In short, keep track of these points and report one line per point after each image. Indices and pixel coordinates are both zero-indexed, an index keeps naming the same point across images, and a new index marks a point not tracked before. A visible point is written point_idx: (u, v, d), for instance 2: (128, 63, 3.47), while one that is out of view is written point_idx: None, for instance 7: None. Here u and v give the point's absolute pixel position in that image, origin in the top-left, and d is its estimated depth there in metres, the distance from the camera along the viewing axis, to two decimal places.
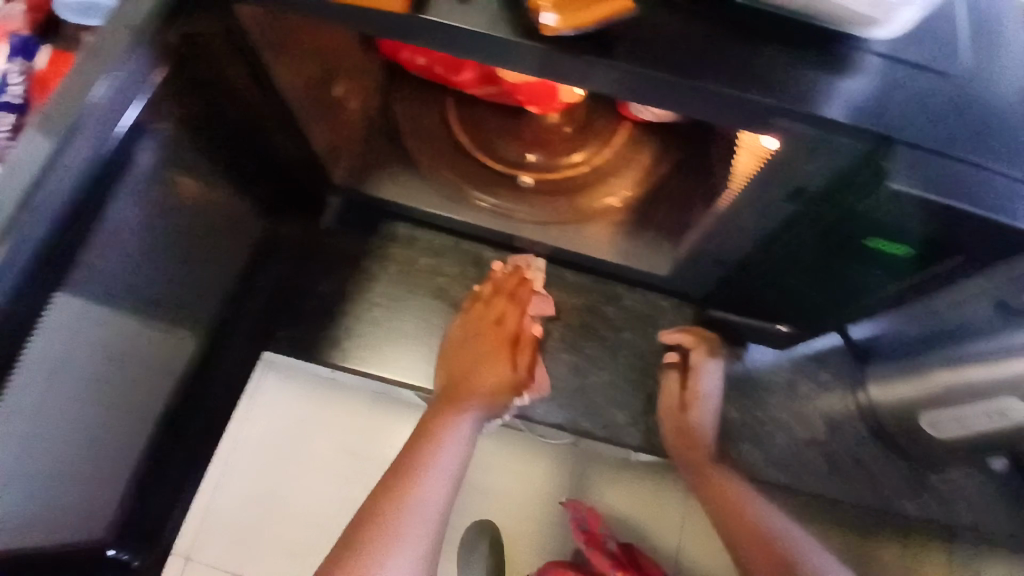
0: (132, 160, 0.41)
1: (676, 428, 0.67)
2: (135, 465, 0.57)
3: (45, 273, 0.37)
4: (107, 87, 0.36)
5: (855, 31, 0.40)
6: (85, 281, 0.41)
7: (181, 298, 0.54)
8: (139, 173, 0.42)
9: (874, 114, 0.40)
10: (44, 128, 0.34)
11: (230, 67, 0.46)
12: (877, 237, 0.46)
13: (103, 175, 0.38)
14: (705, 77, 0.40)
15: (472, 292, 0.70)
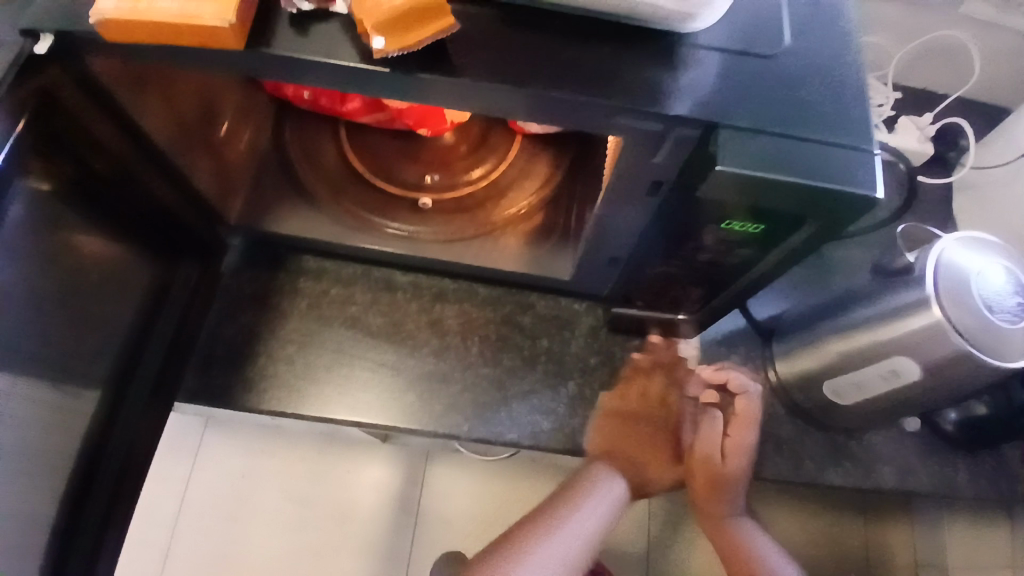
0: (1, 215, 0.43)
1: (708, 477, 0.68)
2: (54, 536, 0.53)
3: None
4: None
5: (676, 27, 0.41)
6: None
7: (78, 351, 0.55)
8: (9, 227, 0.44)
9: (705, 104, 0.40)
10: None
11: (89, 116, 0.48)
12: (735, 219, 0.45)
13: None
14: (539, 83, 0.39)
15: (633, 361, 0.72)
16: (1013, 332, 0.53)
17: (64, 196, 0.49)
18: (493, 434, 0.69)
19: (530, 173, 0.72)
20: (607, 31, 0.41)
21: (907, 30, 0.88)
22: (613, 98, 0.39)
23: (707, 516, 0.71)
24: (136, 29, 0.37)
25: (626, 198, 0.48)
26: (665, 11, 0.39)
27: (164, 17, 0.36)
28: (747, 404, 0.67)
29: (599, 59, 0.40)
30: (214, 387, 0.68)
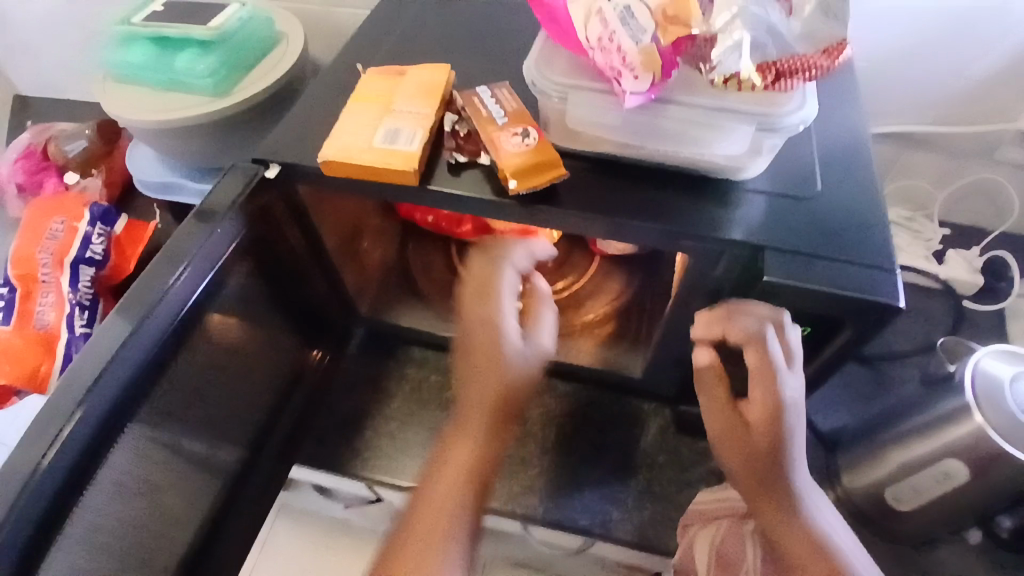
0: (200, 316, 0.58)
1: (744, 456, 0.54)
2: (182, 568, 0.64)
3: (126, 401, 0.52)
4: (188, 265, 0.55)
5: (729, 174, 0.54)
6: (152, 408, 0.55)
7: (226, 416, 0.68)
8: (202, 327, 0.59)
9: (756, 232, 0.52)
10: (133, 304, 0.53)
11: (285, 228, 0.64)
12: None
13: (177, 326, 0.55)
14: (623, 214, 0.52)
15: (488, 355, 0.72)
16: None
17: (250, 291, 0.65)
18: (564, 518, 0.75)
19: (605, 287, 0.86)
20: (676, 178, 0.55)
21: (945, 175, 0.99)
22: (680, 225, 0.52)
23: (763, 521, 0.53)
24: (346, 169, 0.53)
25: (693, 301, 0.58)
26: (719, 166, 0.53)
27: (366, 163, 0.52)
28: (743, 329, 0.52)
29: (669, 198, 0.54)
30: (324, 455, 0.79)
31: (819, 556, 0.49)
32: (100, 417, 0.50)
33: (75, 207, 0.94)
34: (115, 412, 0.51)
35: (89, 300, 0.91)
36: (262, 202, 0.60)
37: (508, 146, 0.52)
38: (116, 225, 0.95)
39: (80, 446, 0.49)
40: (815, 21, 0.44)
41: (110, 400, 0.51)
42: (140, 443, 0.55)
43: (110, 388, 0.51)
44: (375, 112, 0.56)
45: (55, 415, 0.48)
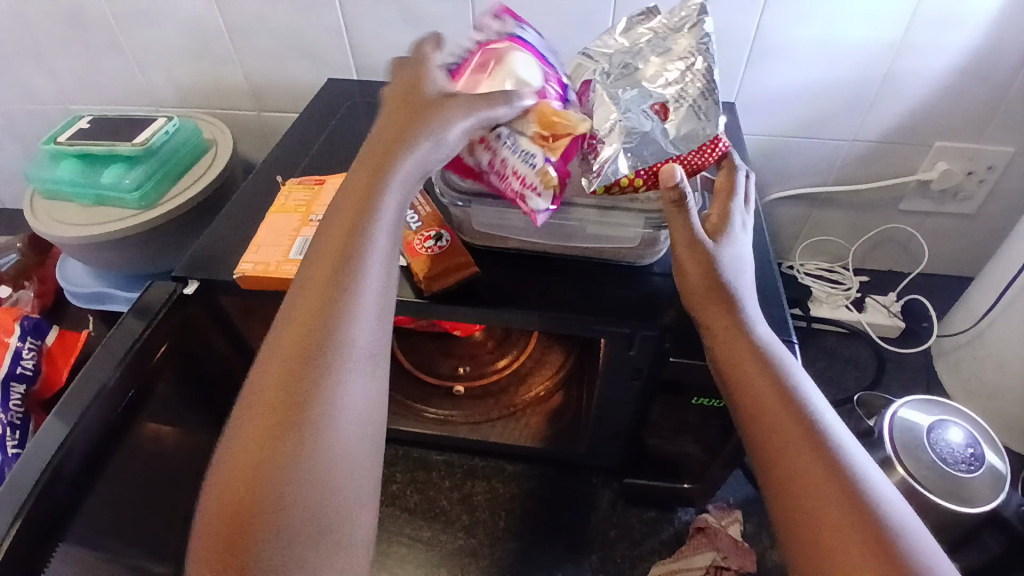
0: (138, 424, 0.58)
1: (703, 273, 0.50)
2: None
3: (48, 527, 0.50)
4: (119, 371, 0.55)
5: (632, 259, 0.57)
6: (80, 532, 0.53)
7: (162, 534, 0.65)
8: (140, 438, 0.58)
9: (663, 314, 0.55)
10: (64, 415, 0.52)
11: (212, 335, 0.64)
12: (702, 395, 0.59)
13: (113, 435, 0.55)
14: (538, 305, 0.55)
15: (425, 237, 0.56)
16: (965, 481, 0.62)
17: (185, 399, 0.64)
18: None
19: (546, 361, 0.87)
20: (587, 267, 0.58)
21: (855, 229, 1.07)
22: (588, 316, 0.54)
23: (726, 345, 0.49)
24: (265, 283, 0.54)
25: (616, 378, 0.61)
26: (622, 255, 0.57)
27: (287, 274, 0.53)
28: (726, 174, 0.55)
29: (581, 286, 0.56)
30: None
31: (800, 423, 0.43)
32: (27, 541, 0.48)
33: (6, 321, 0.91)
34: (36, 541, 0.49)
35: (19, 419, 0.87)
36: (184, 317, 0.60)
37: (421, 250, 0.54)
38: (47, 338, 0.93)
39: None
40: (687, 124, 0.51)
41: (39, 517, 0.49)
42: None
43: (37, 524, 0.49)
44: (294, 224, 0.58)
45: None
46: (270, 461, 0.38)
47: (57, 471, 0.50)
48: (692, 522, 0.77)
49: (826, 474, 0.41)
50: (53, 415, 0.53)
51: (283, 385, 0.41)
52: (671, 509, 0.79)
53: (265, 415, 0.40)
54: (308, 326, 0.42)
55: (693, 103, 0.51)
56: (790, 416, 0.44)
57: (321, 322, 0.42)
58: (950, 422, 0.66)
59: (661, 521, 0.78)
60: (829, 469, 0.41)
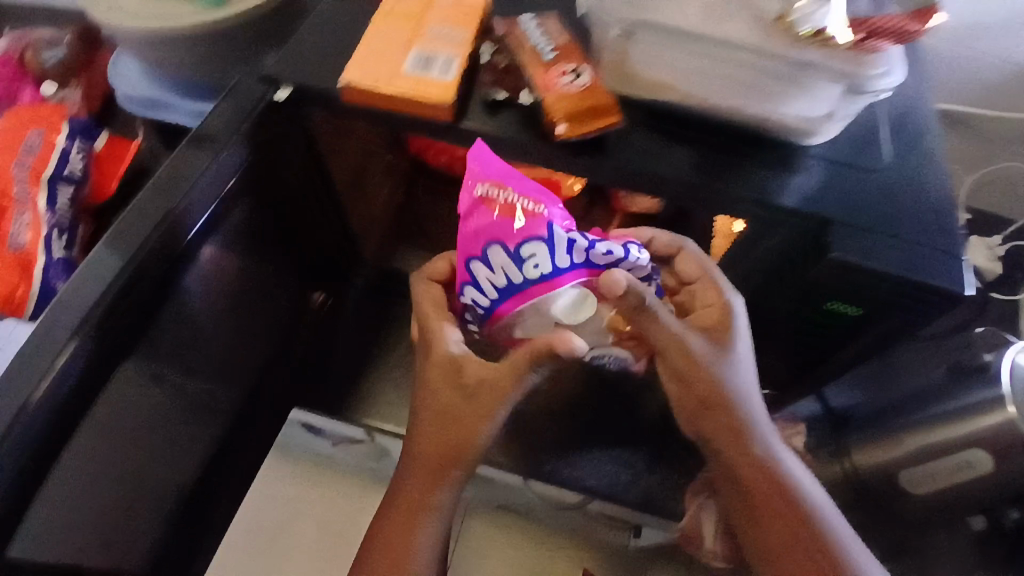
0: (198, 253, 0.53)
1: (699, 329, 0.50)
2: (171, 500, 0.62)
3: (116, 337, 0.46)
4: (185, 204, 0.49)
5: (798, 140, 0.49)
6: (146, 350, 0.50)
7: (224, 360, 0.64)
8: (200, 270, 0.54)
9: (821, 201, 0.47)
10: (114, 246, 0.46)
11: (294, 154, 0.58)
12: (836, 302, 0.51)
13: (176, 265, 0.50)
14: (679, 171, 0.47)
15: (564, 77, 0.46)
16: None
17: (259, 221, 0.60)
18: (572, 479, 0.73)
19: None
20: (741, 136, 0.49)
21: (977, 157, 0.95)
22: (736, 189, 0.47)
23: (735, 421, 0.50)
24: (372, 98, 0.46)
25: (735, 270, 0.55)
26: (792, 126, 0.47)
27: (400, 91, 0.46)
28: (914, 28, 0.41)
29: (731, 158, 0.48)
30: (326, 402, 0.76)
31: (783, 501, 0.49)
32: (95, 354, 0.45)
33: (52, 119, 0.84)
34: (105, 349, 0.45)
35: (68, 222, 0.82)
36: (271, 129, 0.53)
37: (560, 87, 0.45)
38: (97, 142, 0.86)
39: (70, 393, 0.44)
40: None
41: (103, 337, 0.45)
42: (138, 387, 0.51)
43: (111, 328, 0.45)
44: (406, 33, 0.49)
45: (37, 355, 0.43)
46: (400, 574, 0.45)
47: (116, 297, 0.45)
48: None
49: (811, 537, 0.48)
50: (125, 216, 0.47)
51: (415, 502, 0.47)
52: None
53: (393, 532, 0.47)
54: (441, 462, 0.47)
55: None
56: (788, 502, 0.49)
57: (454, 460, 0.47)
58: None
59: None
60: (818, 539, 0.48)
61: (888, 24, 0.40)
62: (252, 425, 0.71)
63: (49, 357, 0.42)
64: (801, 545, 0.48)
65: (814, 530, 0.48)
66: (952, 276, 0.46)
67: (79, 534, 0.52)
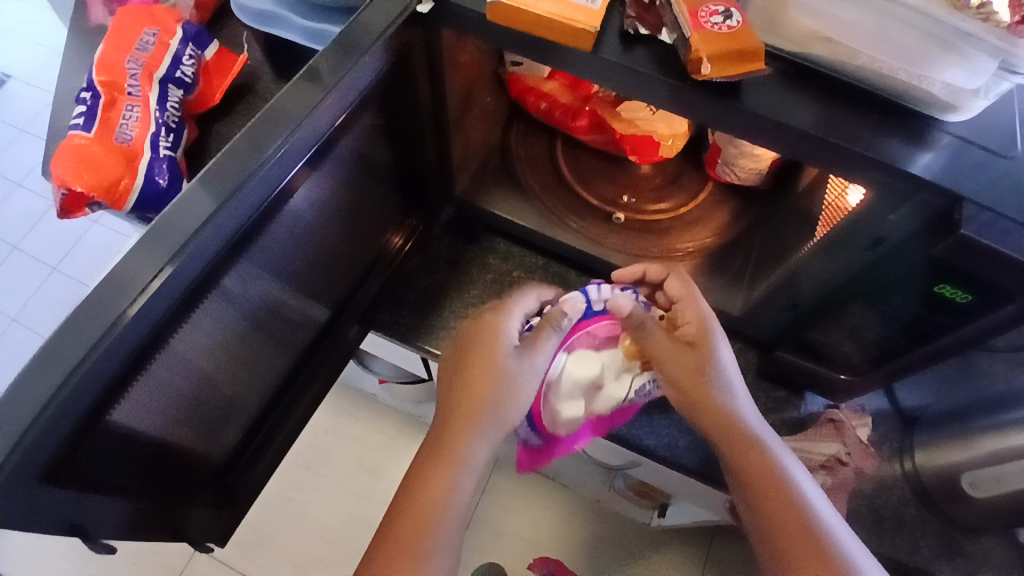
0: (291, 196, 0.54)
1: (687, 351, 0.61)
2: (255, 394, 0.67)
3: (236, 236, 0.49)
4: (282, 150, 0.48)
5: (935, 112, 0.47)
6: (254, 254, 0.54)
7: (316, 277, 0.67)
8: (296, 203, 0.56)
9: (952, 176, 0.46)
10: (211, 190, 0.47)
11: (417, 71, 0.59)
12: (946, 284, 0.50)
13: (273, 201, 0.51)
14: (810, 127, 0.47)
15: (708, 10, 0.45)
16: None
17: (372, 135, 0.61)
18: (629, 435, 0.74)
19: (712, 215, 0.80)
20: (877, 101, 0.48)
21: None
22: (867, 152, 0.46)
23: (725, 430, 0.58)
24: (519, 18, 0.48)
25: (841, 241, 0.55)
26: (934, 97, 0.46)
27: (544, 14, 0.47)
28: None
29: (863, 121, 0.47)
30: (401, 326, 0.80)
31: (779, 498, 0.54)
32: (221, 244, 0.48)
33: (166, 21, 0.84)
34: (227, 242, 0.49)
35: (175, 124, 0.82)
36: (404, 40, 0.54)
37: (708, 24, 0.45)
38: (207, 50, 0.86)
39: (191, 273, 0.47)
40: None
41: (222, 240, 0.48)
42: (242, 282, 0.55)
43: (235, 216, 0.48)
44: None
45: (164, 237, 0.45)
46: (410, 530, 0.54)
47: (223, 222, 0.47)
48: (820, 414, 0.75)
49: (809, 543, 0.52)
50: (256, 119, 0.49)
51: (427, 465, 0.57)
52: (800, 394, 0.76)
53: (410, 499, 0.56)
54: (449, 435, 0.58)
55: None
56: (785, 501, 0.54)
57: (455, 437, 0.58)
58: None
59: (787, 404, 0.76)
60: (814, 546, 0.51)
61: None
62: (332, 335, 0.75)
63: (150, 274, 0.44)
64: (787, 521, 0.53)
65: (794, 507, 0.54)
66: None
67: (171, 419, 0.56)
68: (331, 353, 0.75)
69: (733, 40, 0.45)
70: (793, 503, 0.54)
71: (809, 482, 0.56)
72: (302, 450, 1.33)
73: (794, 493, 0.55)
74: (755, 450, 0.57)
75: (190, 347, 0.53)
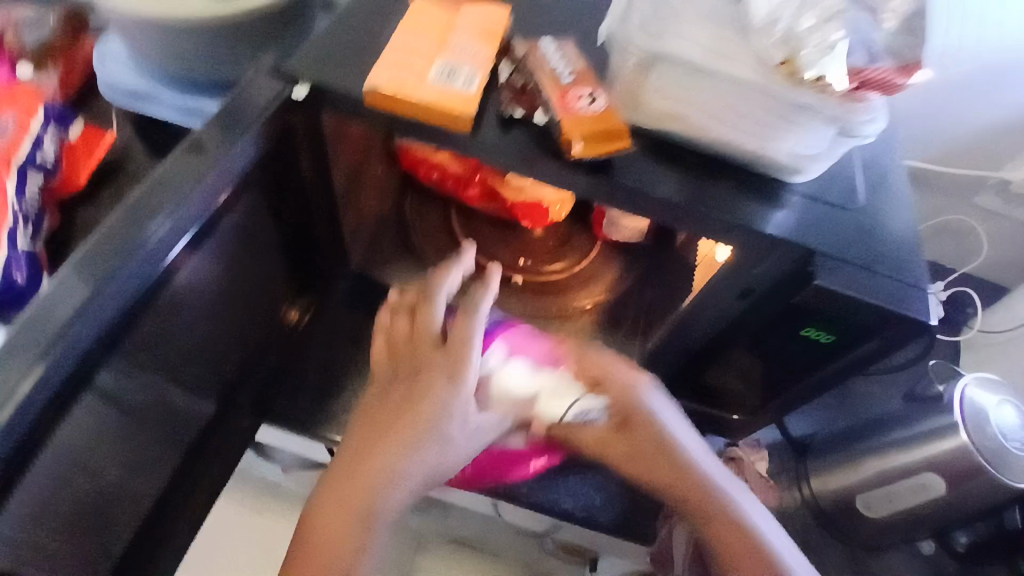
0: (176, 280, 0.51)
1: (619, 397, 0.64)
2: (141, 506, 0.60)
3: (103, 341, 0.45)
4: (166, 226, 0.46)
5: (783, 177, 0.53)
6: (130, 351, 0.49)
7: (201, 371, 0.62)
8: (180, 289, 0.52)
9: (801, 233, 0.51)
10: (74, 292, 0.42)
11: (298, 154, 0.58)
12: (813, 326, 0.55)
13: (148, 294, 0.47)
14: (679, 198, 0.51)
15: (575, 96, 0.50)
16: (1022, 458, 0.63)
17: (255, 220, 0.59)
18: (546, 501, 0.73)
19: (603, 273, 0.83)
20: (733, 168, 0.53)
21: (929, 210, 0.97)
22: (732, 219, 0.51)
23: (685, 485, 0.60)
24: (398, 105, 0.49)
25: (718, 293, 0.59)
26: (784, 162, 0.51)
27: (423, 99, 0.48)
28: (889, 82, 0.43)
29: (721, 188, 0.52)
30: (301, 412, 0.75)
31: (748, 556, 0.57)
32: (85, 354, 0.43)
33: (25, 98, 0.73)
34: (93, 349, 0.44)
35: (35, 213, 0.72)
36: (283, 122, 0.53)
37: (577, 109, 0.49)
38: (70, 132, 0.78)
39: (50, 389, 0.41)
40: (898, 36, 0.44)
41: (86, 347, 0.43)
42: (119, 378, 0.49)
43: (102, 321, 0.44)
44: (429, 46, 0.51)
45: (15, 350, 0.41)
46: None
47: (83, 329, 0.42)
48: (722, 451, 0.78)
49: None
50: (139, 192, 0.46)
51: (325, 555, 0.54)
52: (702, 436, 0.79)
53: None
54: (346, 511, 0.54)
55: (906, 19, 0.45)
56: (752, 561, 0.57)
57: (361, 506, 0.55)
58: (1010, 404, 0.66)
59: None
60: None
61: (879, 77, 0.43)
62: (223, 430, 0.69)
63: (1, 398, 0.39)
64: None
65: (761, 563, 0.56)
66: (914, 305, 0.50)
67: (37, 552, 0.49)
68: (225, 449, 0.69)
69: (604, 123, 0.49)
70: (763, 555, 0.57)
71: (753, 505, 0.60)
72: (199, 557, 1.18)
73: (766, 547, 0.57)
74: (722, 506, 0.59)
75: (67, 452, 0.47)
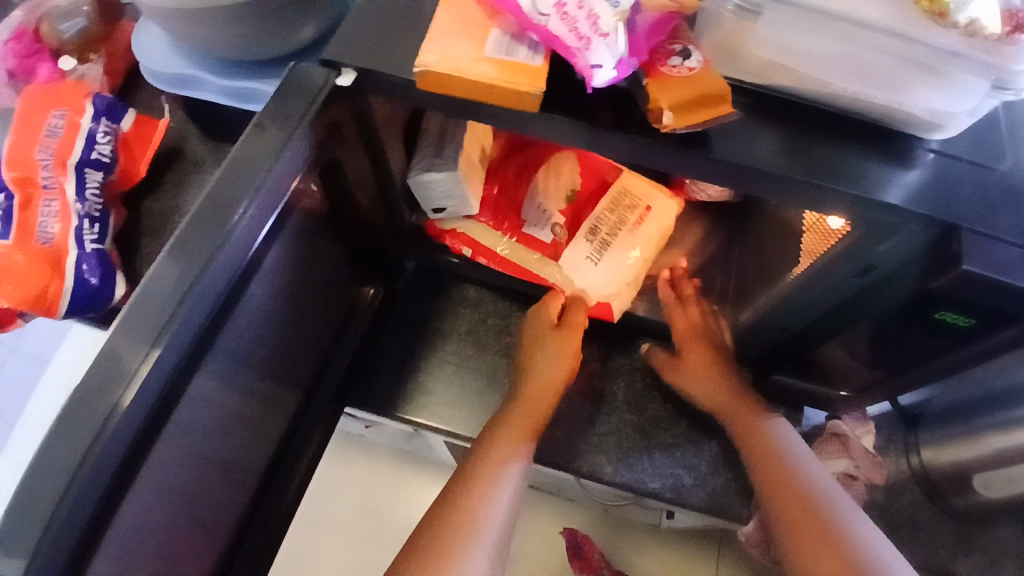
0: (248, 292, 0.47)
1: (685, 108, 0.41)
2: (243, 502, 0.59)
3: (189, 358, 0.42)
4: (250, 210, 0.42)
5: (918, 131, 0.44)
6: (215, 360, 0.45)
7: (279, 372, 0.59)
8: (249, 303, 0.48)
9: (934, 202, 0.42)
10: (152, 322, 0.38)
11: (351, 147, 0.54)
12: (947, 310, 0.46)
13: (223, 308, 0.43)
14: (791, 172, 0.42)
15: (663, 59, 0.42)
16: None
17: (314, 218, 0.55)
18: (634, 481, 0.70)
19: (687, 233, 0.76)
20: (853, 127, 0.44)
21: None
22: (854, 189, 0.42)
23: (739, 420, 0.63)
24: (451, 85, 0.42)
25: (833, 273, 0.51)
26: (916, 118, 0.42)
27: (481, 79, 0.41)
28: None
29: (845, 154, 0.43)
30: (379, 396, 0.74)
31: (811, 513, 0.52)
32: (172, 377, 0.40)
33: (75, 97, 0.67)
34: (177, 375, 0.41)
35: (99, 212, 0.67)
36: (332, 119, 0.48)
37: (666, 69, 0.41)
38: (124, 122, 0.70)
39: (139, 419, 0.38)
40: None
41: (171, 371, 0.40)
42: (228, 364, 0.48)
43: (182, 345, 0.40)
44: (485, 7, 0.43)
45: (100, 391, 0.36)
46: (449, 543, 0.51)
47: (169, 351, 0.39)
48: (822, 426, 0.73)
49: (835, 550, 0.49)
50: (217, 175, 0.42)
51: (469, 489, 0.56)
52: (798, 409, 0.74)
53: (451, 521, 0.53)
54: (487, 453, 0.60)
55: None
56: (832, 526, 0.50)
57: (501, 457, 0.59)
58: None
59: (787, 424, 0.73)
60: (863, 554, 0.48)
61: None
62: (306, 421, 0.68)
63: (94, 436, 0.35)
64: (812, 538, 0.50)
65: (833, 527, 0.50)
66: None
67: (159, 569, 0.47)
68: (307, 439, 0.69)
69: (704, 88, 0.41)
70: (822, 512, 0.52)
71: (839, 490, 0.54)
72: None
73: (843, 515, 0.51)
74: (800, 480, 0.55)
75: (188, 457, 0.46)
